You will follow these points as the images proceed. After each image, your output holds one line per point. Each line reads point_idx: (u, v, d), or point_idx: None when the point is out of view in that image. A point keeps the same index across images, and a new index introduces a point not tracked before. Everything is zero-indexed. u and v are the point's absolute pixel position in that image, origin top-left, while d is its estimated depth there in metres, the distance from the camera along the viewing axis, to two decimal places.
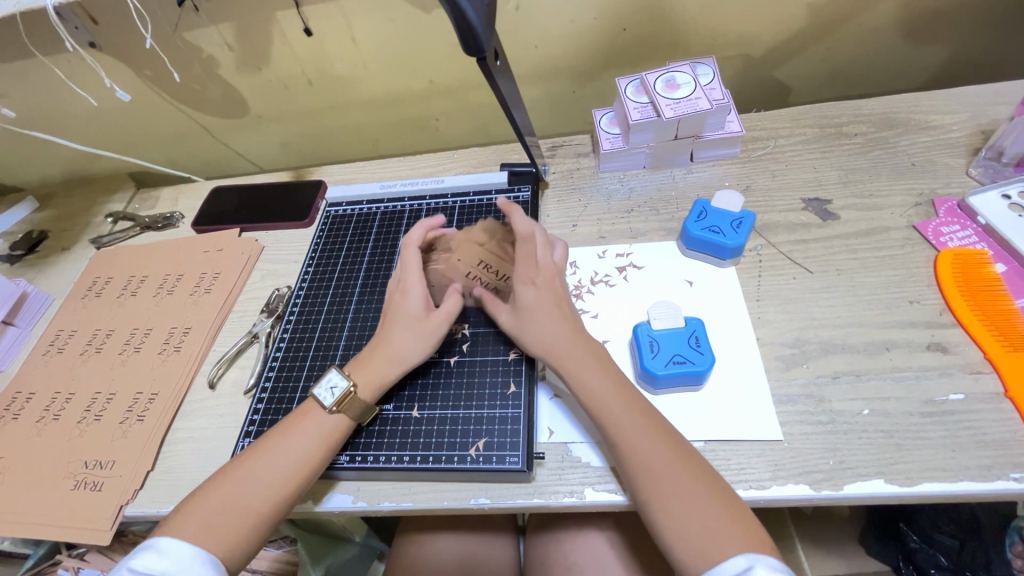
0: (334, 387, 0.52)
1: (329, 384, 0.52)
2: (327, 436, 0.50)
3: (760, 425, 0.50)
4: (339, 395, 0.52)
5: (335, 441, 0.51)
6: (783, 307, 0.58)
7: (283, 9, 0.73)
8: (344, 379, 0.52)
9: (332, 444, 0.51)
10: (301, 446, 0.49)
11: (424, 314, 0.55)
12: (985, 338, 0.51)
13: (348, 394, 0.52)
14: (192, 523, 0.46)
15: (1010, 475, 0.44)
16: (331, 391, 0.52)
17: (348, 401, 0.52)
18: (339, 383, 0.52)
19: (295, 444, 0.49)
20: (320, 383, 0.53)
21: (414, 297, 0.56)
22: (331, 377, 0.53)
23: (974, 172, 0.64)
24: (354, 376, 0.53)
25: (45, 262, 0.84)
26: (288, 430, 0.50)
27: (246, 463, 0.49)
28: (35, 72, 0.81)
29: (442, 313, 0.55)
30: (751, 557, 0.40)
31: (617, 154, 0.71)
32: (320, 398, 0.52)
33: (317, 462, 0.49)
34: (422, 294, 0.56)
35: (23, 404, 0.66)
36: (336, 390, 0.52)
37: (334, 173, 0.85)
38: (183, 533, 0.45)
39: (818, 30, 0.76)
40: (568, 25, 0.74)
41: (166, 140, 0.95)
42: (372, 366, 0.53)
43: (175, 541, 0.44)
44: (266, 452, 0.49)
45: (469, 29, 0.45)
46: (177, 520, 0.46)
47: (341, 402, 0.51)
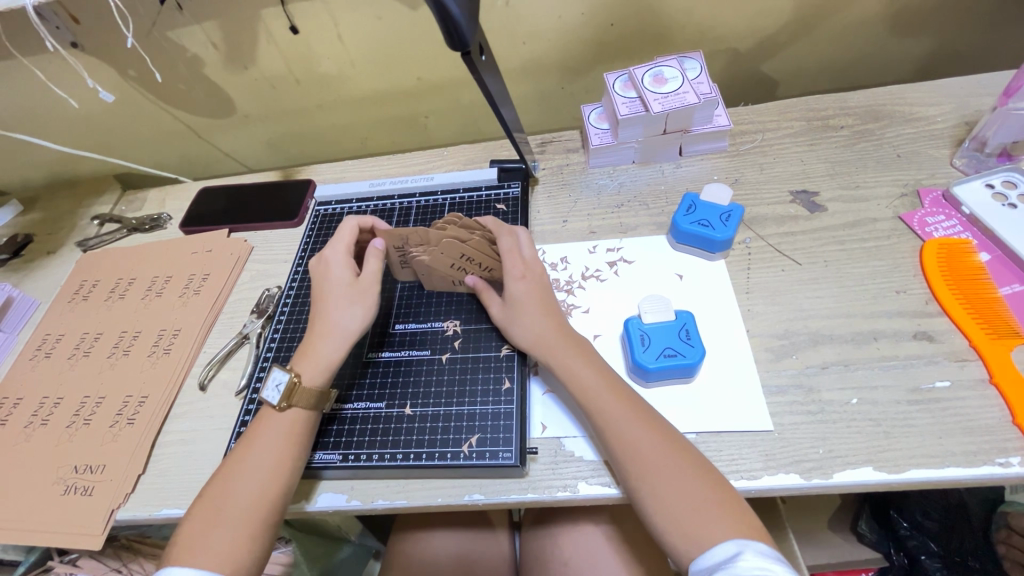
0: (278, 384, 0.52)
1: (273, 383, 0.52)
2: (289, 434, 0.50)
3: (751, 415, 0.50)
4: (283, 388, 0.51)
5: (300, 437, 0.51)
6: (773, 299, 0.58)
7: (268, 7, 0.72)
8: (285, 373, 0.52)
9: (293, 437, 0.50)
10: (272, 448, 0.49)
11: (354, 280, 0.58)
12: (970, 326, 0.52)
13: (293, 385, 0.51)
14: (186, 546, 0.45)
15: (997, 460, 0.45)
16: (277, 389, 0.52)
17: (296, 393, 0.51)
18: (282, 379, 0.52)
19: (262, 448, 0.49)
20: (266, 385, 0.52)
21: (339, 270, 0.58)
22: (276, 376, 0.53)
23: (958, 162, 0.65)
24: (299, 368, 0.53)
25: (31, 265, 0.83)
26: (250, 442, 0.50)
27: (224, 482, 0.48)
28: (16, 73, 0.80)
29: (370, 273, 0.58)
30: (740, 543, 0.40)
31: (606, 150, 0.71)
32: (268, 399, 0.52)
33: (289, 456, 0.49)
34: (347, 267, 0.58)
35: (10, 409, 0.65)
36: (281, 385, 0.52)
37: (323, 172, 0.85)
38: (181, 561, 0.44)
39: (804, 24, 0.76)
40: (556, 21, 0.74)
41: (152, 141, 0.94)
42: (319, 352, 0.54)
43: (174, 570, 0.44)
44: (238, 466, 0.49)
45: (452, 23, 0.45)
46: (174, 549, 0.46)
47: (289, 395, 0.51)
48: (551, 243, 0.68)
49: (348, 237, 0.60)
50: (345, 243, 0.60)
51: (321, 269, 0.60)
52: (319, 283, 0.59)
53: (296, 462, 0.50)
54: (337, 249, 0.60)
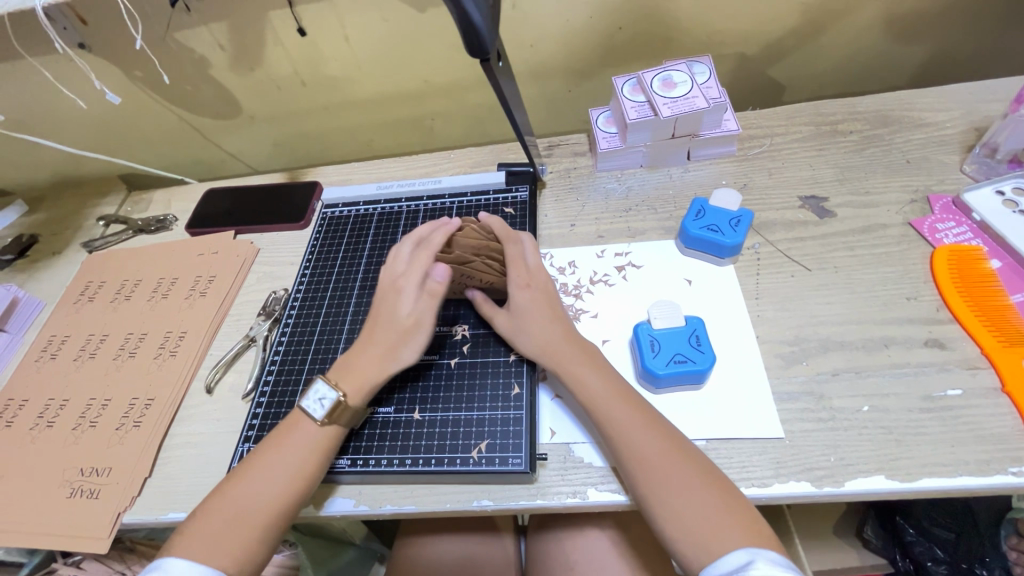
0: (322, 399, 0.51)
1: (317, 395, 0.51)
2: (321, 444, 0.50)
3: (761, 422, 0.50)
4: (329, 406, 0.51)
5: (330, 447, 0.50)
6: (782, 304, 0.58)
7: (277, 9, 0.72)
8: (332, 390, 0.51)
9: (326, 450, 0.50)
10: (298, 452, 0.49)
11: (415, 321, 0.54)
12: (982, 334, 0.52)
13: (338, 404, 0.51)
14: (192, 541, 0.45)
15: (1009, 470, 0.45)
16: (320, 403, 0.51)
17: (340, 411, 0.51)
18: (327, 395, 0.51)
19: (292, 453, 0.49)
20: (308, 395, 0.52)
21: (404, 303, 0.54)
22: (319, 389, 0.52)
23: (968, 168, 0.64)
24: (342, 386, 0.52)
25: (37, 266, 0.83)
26: (276, 443, 0.50)
27: (241, 480, 0.48)
28: (23, 73, 0.80)
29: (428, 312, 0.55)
30: (752, 551, 0.40)
31: (614, 153, 0.71)
32: (309, 410, 0.51)
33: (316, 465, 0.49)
34: (410, 300, 0.54)
35: (16, 411, 0.65)
36: (327, 402, 0.51)
37: (329, 174, 0.84)
38: (185, 552, 0.44)
39: (812, 29, 0.76)
40: (564, 24, 0.74)
41: (158, 142, 0.94)
42: (362, 369, 0.53)
43: (179, 560, 0.44)
44: (259, 465, 0.49)
45: (473, 30, 0.45)
46: (178, 539, 0.46)
47: (332, 413, 0.51)
48: (559, 247, 0.68)
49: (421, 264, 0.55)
50: (417, 269, 0.55)
51: (387, 285, 0.56)
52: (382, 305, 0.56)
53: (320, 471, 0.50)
54: (410, 273, 0.55)
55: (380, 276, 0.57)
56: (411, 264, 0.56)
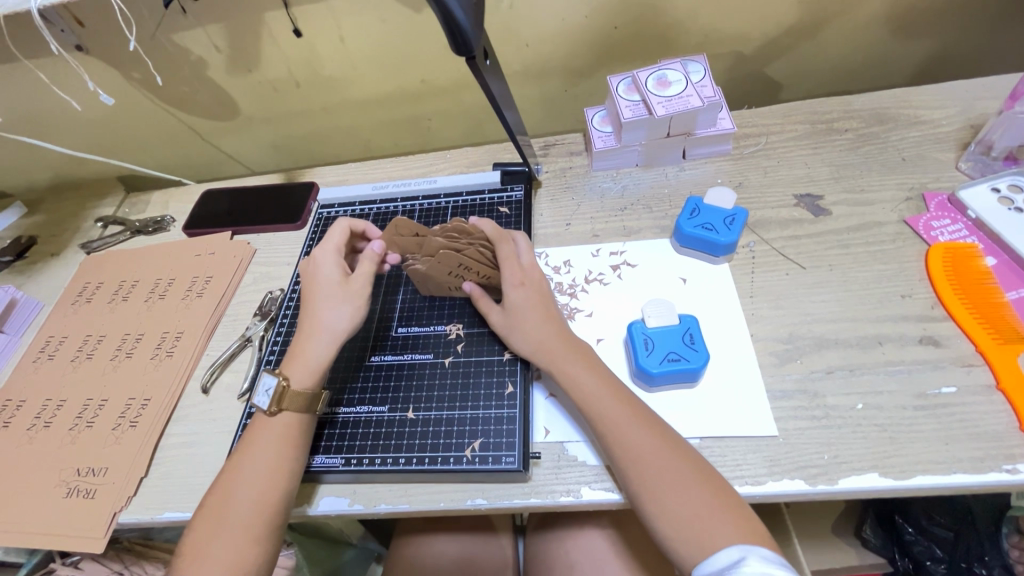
0: (268, 389, 0.52)
1: (264, 387, 0.52)
2: (286, 437, 0.50)
3: (756, 420, 0.50)
4: (273, 394, 0.51)
5: (299, 440, 0.51)
6: (777, 302, 0.58)
7: (272, 10, 0.72)
8: (275, 378, 0.52)
9: (294, 439, 0.50)
10: (272, 451, 0.49)
11: (343, 279, 0.57)
12: (977, 331, 0.52)
13: (282, 390, 0.51)
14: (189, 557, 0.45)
15: (1004, 467, 0.45)
16: (267, 393, 0.52)
17: (287, 396, 0.51)
18: (271, 383, 0.52)
19: (263, 451, 0.49)
20: (257, 391, 0.52)
21: (330, 269, 0.57)
22: (266, 381, 0.53)
23: (963, 166, 0.64)
24: (288, 372, 0.53)
25: (35, 267, 0.83)
26: (248, 446, 0.50)
27: (224, 489, 0.48)
28: (20, 75, 0.80)
29: (360, 275, 0.57)
30: (744, 549, 0.40)
31: (609, 153, 0.71)
32: (259, 404, 0.52)
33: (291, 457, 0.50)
34: (336, 265, 0.58)
35: (14, 411, 0.65)
36: (271, 389, 0.52)
37: (326, 174, 0.84)
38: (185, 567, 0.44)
39: (808, 27, 0.76)
40: (559, 24, 0.74)
41: (155, 143, 0.94)
42: (305, 351, 0.54)
43: None
44: (236, 470, 0.49)
45: (457, 28, 0.45)
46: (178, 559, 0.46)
47: (279, 400, 0.51)
48: (554, 246, 0.68)
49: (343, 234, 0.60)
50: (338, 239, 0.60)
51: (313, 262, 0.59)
52: (307, 280, 0.58)
53: (297, 463, 0.50)
54: (329, 249, 0.59)
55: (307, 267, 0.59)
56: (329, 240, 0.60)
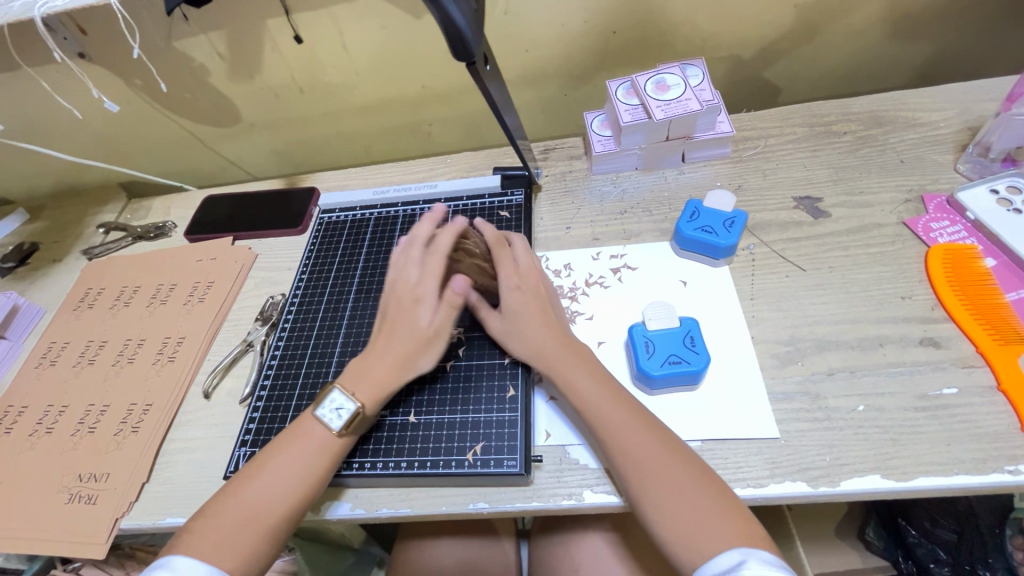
0: (340, 409, 0.51)
1: (333, 405, 0.51)
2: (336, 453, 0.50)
3: (757, 423, 0.50)
4: (347, 418, 0.50)
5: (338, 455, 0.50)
6: (777, 304, 0.58)
7: (274, 17, 0.73)
8: (351, 402, 0.51)
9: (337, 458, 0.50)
10: (302, 455, 0.49)
11: (432, 331, 0.54)
12: (977, 332, 0.52)
13: (356, 415, 0.50)
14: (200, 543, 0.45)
15: (1005, 468, 0.45)
16: (338, 413, 0.51)
17: (357, 422, 0.51)
18: (345, 405, 0.51)
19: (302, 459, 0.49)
20: (325, 404, 0.51)
21: (424, 313, 0.54)
22: (335, 397, 0.51)
23: (961, 168, 0.65)
24: (359, 395, 0.51)
25: (36, 274, 0.83)
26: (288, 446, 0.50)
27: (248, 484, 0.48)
28: (24, 83, 0.81)
29: (444, 321, 0.55)
30: (744, 552, 0.40)
31: (609, 156, 0.72)
32: (327, 420, 0.51)
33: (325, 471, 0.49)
34: (433, 310, 0.54)
35: (16, 418, 0.65)
36: (344, 412, 0.51)
37: (327, 179, 0.85)
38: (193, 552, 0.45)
39: (805, 31, 0.76)
40: (558, 29, 0.75)
41: (157, 150, 0.95)
42: (378, 378, 0.52)
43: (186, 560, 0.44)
44: (269, 467, 0.49)
45: (458, 34, 0.45)
46: (185, 539, 0.46)
47: (350, 424, 0.50)
48: (555, 250, 0.68)
49: (441, 272, 0.56)
50: (435, 274, 0.55)
51: (407, 293, 0.55)
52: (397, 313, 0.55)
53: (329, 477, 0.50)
54: (432, 283, 0.55)
55: (398, 284, 0.56)
56: (430, 272, 0.55)
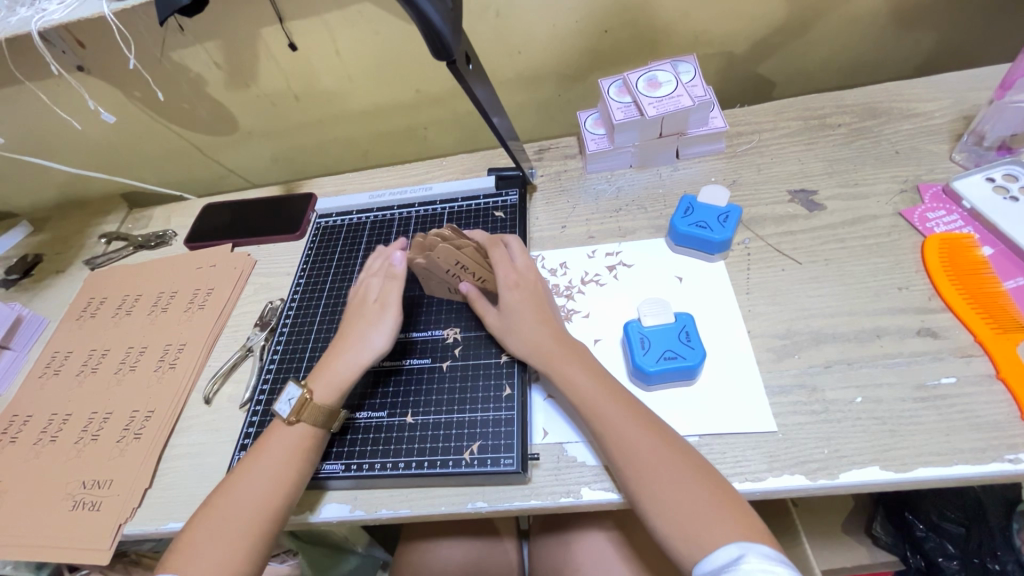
0: (291, 399, 0.53)
1: (287, 397, 0.53)
2: (300, 446, 0.51)
3: (754, 416, 0.50)
4: (294, 404, 0.52)
5: (314, 445, 0.51)
6: (773, 298, 0.58)
7: (268, 26, 0.74)
8: (298, 389, 0.53)
9: (306, 452, 0.51)
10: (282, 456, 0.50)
11: (379, 308, 0.58)
12: (975, 321, 0.51)
13: (304, 401, 0.52)
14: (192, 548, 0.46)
15: (1005, 457, 0.44)
16: (289, 402, 0.53)
17: (306, 408, 0.52)
18: (295, 393, 0.53)
19: (275, 457, 0.50)
20: (279, 399, 0.54)
21: (371, 291, 0.60)
22: (290, 390, 0.54)
23: (958, 157, 0.64)
24: (313, 386, 0.54)
25: (40, 285, 0.84)
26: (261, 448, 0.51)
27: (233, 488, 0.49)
28: (25, 97, 0.82)
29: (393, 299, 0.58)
30: (743, 546, 0.40)
31: (603, 155, 0.72)
32: (280, 412, 0.53)
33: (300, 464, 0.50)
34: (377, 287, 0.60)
35: (21, 427, 0.66)
36: (293, 400, 0.53)
37: (324, 185, 0.85)
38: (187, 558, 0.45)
39: (798, 25, 0.76)
40: (550, 30, 0.75)
41: (157, 160, 0.96)
42: (336, 367, 0.55)
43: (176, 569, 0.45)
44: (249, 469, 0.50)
45: (436, 35, 0.46)
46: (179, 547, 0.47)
47: (299, 411, 0.52)
48: (550, 249, 0.68)
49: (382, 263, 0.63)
50: (377, 263, 0.63)
51: (361, 289, 0.61)
52: (352, 306, 0.60)
53: (303, 473, 0.50)
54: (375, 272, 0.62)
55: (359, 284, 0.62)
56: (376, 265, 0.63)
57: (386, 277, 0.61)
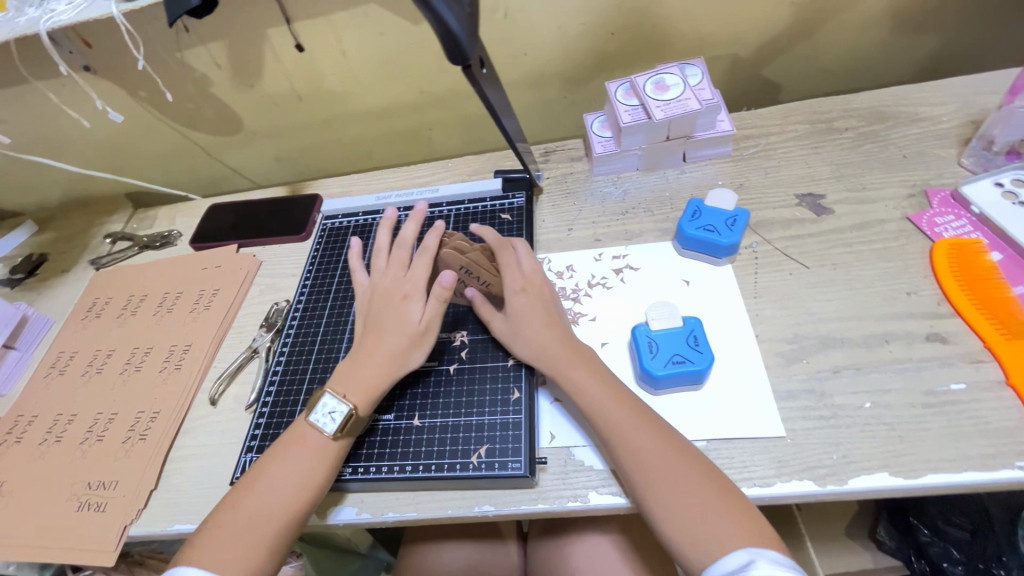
0: (333, 413, 0.51)
1: (326, 409, 0.52)
2: (330, 455, 0.50)
3: (762, 421, 0.50)
4: (340, 420, 0.51)
5: (338, 459, 0.50)
6: (781, 302, 0.58)
7: (274, 26, 0.73)
8: (342, 403, 0.51)
9: (335, 462, 0.50)
10: (308, 461, 0.50)
11: (422, 324, 0.55)
12: (984, 327, 0.51)
13: (350, 417, 0.51)
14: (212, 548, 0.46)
15: (1015, 464, 0.44)
16: (331, 416, 0.51)
17: (351, 424, 0.51)
18: (337, 408, 0.51)
19: (300, 463, 0.49)
20: (316, 409, 0.52)
21: (412, 306, 0.55)
22: (328, 402, 0.52)
23: (966, 161, 0.64)
24: (350, 397, 0.52)
25: (45, 285, 0.84)
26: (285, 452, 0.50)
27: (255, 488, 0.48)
28: (31, 97, 0.82)
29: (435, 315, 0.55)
30: (753, 551, 0.40)
31: (609, 157, 0.72)
32: (321, 424, 0.51)
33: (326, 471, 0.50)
34: (420, 301, 0.56)
35: (26, 427, 0.66)
36: (337, 415, 0.51)
37: (329, 186, 0.85)
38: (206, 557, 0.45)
39: (805, 28, 0.76)
40: (557, 32, 0.75)
41: (162, 160, 0.96)
42: (370, 378, 0.53)
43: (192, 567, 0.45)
44: (272, 469, 0.49)
45: (452, 39, 0.46)
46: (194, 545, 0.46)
47: (344, 427, 0.51)
48: (557, 252, 0.68)
49: (426, 272, 0.57)
50: (424, 275, 0.57)
51: (392, 293, 0.57)
52: (387, 315, 0.56)
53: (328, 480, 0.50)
54: (415, 279, 0.57)
55: (384, 287, 0.58)
56: (414, 272, 0.57)
57: (429, 291, 0.56)
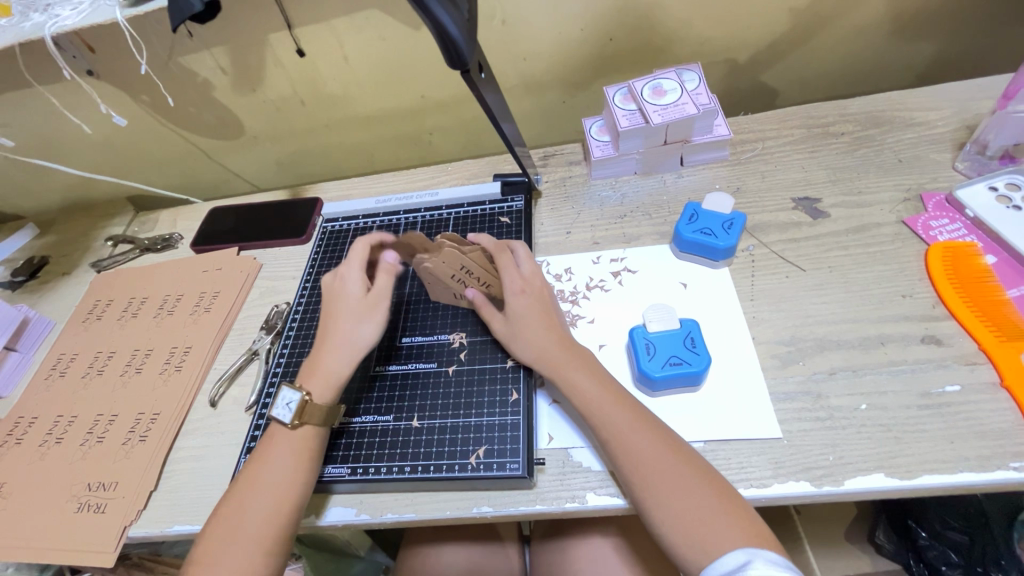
0: (289, 403, 0.52)
1: (284, 401, 0.53)
2: (304, 448, 0.51)
3: (759, 423, 0.50)
4: (295, 407, 0.52)
5: (313, 449, 0.51)
6: (777, 305, 0.58)
7: (276, 32, 0.74)
8: (296, 391, 0.53)
9: (310, 452, 0.51)
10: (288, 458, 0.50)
11: (365, 296, 0.58)
12: (979, 329, 0.52)
13: (304, 403, 0.52)
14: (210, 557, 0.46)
15: (1010, 465, 0.44)
16: (288, 407, 0.52)
17: (307, 409, 0.52)
18: (293, 397, 0.53)
19: (281, 460, 0.50)
20: (276, 404, 0.53)
21: (351, 283, 0.58)
22: (285, 395, 0.53)
23: (961, 166, 0.65)
24: (309, 386, 0.54)
25: (46, 287, 0.85)
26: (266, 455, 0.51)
27: (245, 494, 0.48)
28: (34, 101, 0.83)
29: (381, 288, 0.58)
30: (750, 552, 0.40)
31: (607, 161, 0.72)
32: (279, 417, 0.52)
33: (307, 466, 0.50)
34: (359, 279, 0.59)
35: (26, 428, 0.66)
36: (293, 404, 0.52)
37: (330, 189, 0.86)
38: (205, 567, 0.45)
39: (802, 33, 0.77)
40: (556, 38, 0.76)
41: (163, 163, 0.96)
42: (327, 366, 0.55)
43: None
44: (258, 474, 0.49)
45: (450, 43, 0.46)
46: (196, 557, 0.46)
47: (300, 413, 0.52)
48: (555, 254, 0.68)
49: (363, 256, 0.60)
50: (365, 256, 0.60)
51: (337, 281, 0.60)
52: (330, 299, 0.58)
53: (310, 474, 0.50)
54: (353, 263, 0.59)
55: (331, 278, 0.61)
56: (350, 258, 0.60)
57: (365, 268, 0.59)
